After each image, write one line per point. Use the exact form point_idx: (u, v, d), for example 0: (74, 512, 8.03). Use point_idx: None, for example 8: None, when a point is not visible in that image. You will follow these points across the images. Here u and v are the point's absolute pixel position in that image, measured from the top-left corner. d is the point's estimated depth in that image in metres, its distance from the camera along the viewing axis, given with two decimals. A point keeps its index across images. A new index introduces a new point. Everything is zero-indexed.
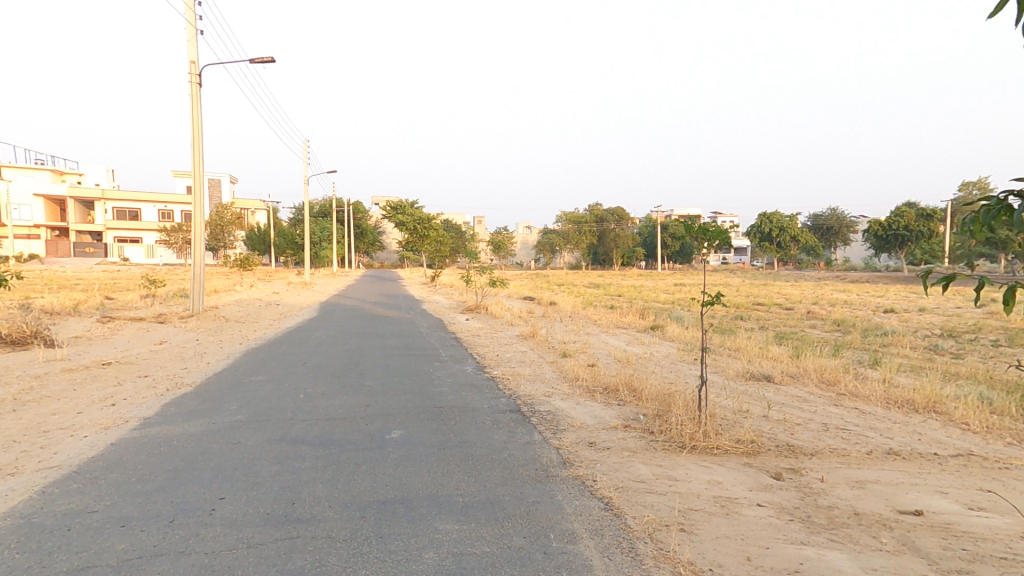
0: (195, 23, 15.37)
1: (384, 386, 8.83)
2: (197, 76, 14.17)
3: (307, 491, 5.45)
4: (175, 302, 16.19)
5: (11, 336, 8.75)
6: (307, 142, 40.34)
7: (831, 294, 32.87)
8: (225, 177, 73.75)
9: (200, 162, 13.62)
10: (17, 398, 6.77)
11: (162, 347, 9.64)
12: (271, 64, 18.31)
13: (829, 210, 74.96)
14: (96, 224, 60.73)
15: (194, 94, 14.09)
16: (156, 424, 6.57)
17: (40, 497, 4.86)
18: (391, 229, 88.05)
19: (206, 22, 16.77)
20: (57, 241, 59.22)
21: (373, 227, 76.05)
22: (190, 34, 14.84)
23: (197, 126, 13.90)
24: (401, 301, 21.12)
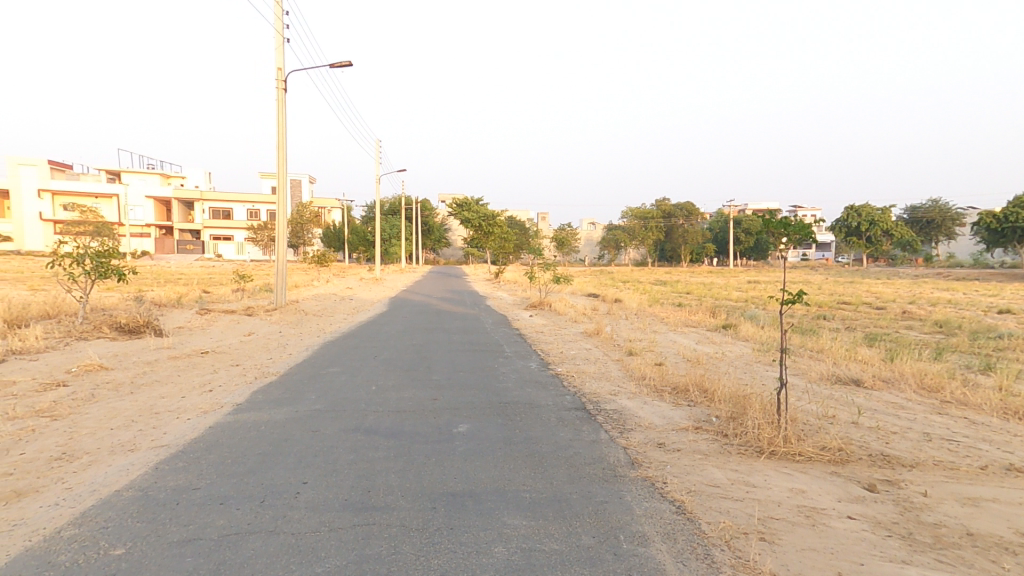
0: (282, 31, 16.28)
1: (450, 380, 8.99)
2: (283, 82, 14.99)
3: (381, 480, 5.64)
4: (260, 296, 17.32)
5: (128, 325, 9.64)
6: (379, 143, 41.58)
7: (934, 292, 30.20)
8: (304, 177, 77.83)
9: (284, 163, 14.45)
10: (133, 381, 7.48)
11: (251, 338, 10.32)
12: (349, 67, 19.12)
13: (930, 202, 68.86)
14: (193, 223, 66.17)
15: (279, 100, 14.96)
16: (247, 410, 7.03)
17: (154, 472, 5.33)
18: (457, 227, 89.99)
19: (290, 30, 17.68)
20: (160, 240, 65.10)
21: (440, 225, 77.88)
22: (277, 43, 15.74)
23: (282, 130, 14.73)
24: (465, 297, 21.55)
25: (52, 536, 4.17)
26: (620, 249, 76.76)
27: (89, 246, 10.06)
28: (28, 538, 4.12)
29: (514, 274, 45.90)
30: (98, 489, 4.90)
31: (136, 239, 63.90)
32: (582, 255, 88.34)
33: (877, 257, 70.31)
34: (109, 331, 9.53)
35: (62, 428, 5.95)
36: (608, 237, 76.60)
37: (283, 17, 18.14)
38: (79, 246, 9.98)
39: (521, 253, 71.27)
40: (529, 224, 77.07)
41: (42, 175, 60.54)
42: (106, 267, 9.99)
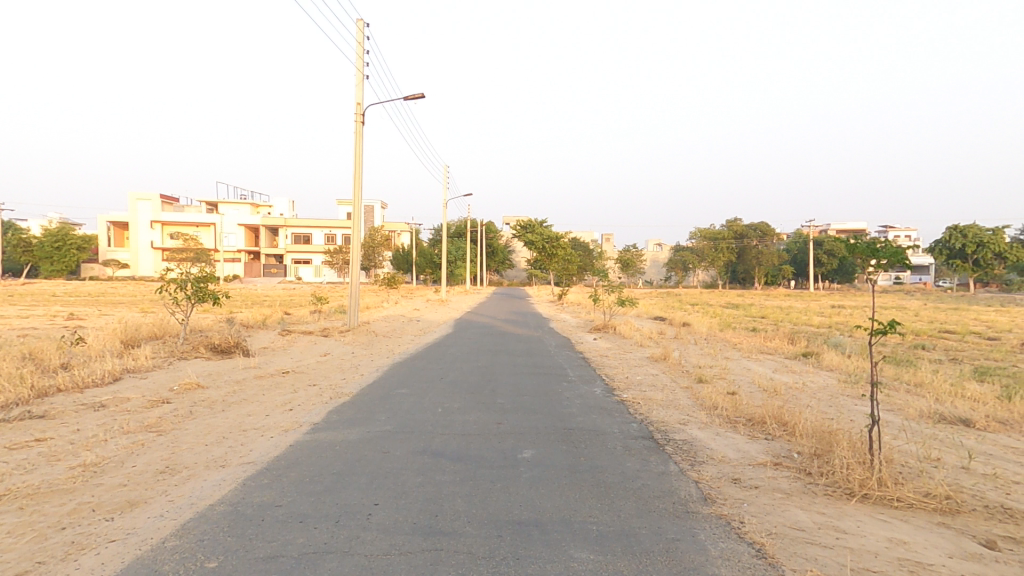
0: (362, 67, 17.28)
1: (514, 404, 8.94)
2: (361, 116, 15.88)
3: (447, 504, 5.66)
4: (335, 317, 18.19)
5: (221, 345, 10.39)
6: (446, 167, 44.24)
7: None
8: (377, 203, 81.83)
9: (360, 191, 15.19)
10: (224, 399, 8.00)
11: (326, 359, 10.80)
12: (421, 99, 20.00)
13: None
14: (277, 248, 70.99)
15: (357, 131, 15.80)
16: (323, 429, 7.32)
17: (242, 488, 5.65)
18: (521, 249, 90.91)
19: (369, 65, 18.72)
20: (248, 263, 70.27)
21: (504, 247, 78.90)
22: (358, 79, 16.70)
23: (359, 160, 15.54)
24: (528, 319, 21.60)
25: (158, 546, 4.49)
26: (689, 270, 74.42)
27: (191, 272, 10.96)
28: (137, 547, 4.46)
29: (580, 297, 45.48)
30: (196, 503, 5.25)
31: (228, 263, 69.35)
32: (648, 276, 86.34)
33: (984, 281, 63.76)
34: (206, 351, 10.28)
35: (165, 442, 6.45)
36: (675, 259, 74.62)
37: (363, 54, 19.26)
38: (182, 273, 10.88)
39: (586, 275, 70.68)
40: (594, 245, 76.51)
41: (154, 208, 67.23)
42: (204, 291, 10.80)
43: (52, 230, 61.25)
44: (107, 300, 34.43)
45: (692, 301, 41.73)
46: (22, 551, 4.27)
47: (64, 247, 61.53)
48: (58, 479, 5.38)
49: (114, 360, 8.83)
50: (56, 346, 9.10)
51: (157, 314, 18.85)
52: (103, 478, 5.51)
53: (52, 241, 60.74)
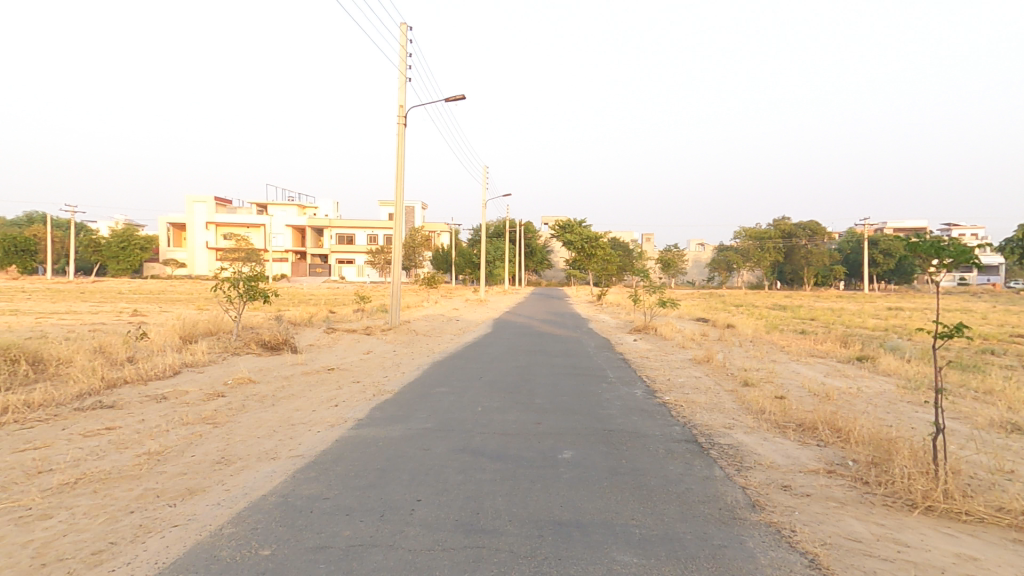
0: (405, 69, 17.56)
1: (553, 405, 8.87)
2: (403, 118, 16.11)
3: (488, 502, 5.65)
4: (376, 316, 18.61)
5: (270, 342, 10.75)
6: (484, 167, 42.80)
7: None
8: (418, 204, 83.39)
9: (401, 192, 15.44)
10: (273, 394, 8.28)
11: (369, 357, 11.03)
12: (462, 100, 20.20)
13: None
14: (323, 249, 73.31)
15: (399, 132, 16.08)
16: (366, 426, 7.46)
17: (291, 480, 5.82)
18: (559, 249, 90.72)
19: (411, 68, 19.02)
20: (295, 262, 72.63)
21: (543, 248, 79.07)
22: (401, 81, 16.97)
23: (400, 161, 15.81)
24: (567, 319, 21.51)
25: (216, 533, 4.68)
26: (734, 270, 72.59)
27: (243, 271, 11.40)
28: (198, 533, 4.66)
29: (618, 297, 44.88)
30: (250, 493, 5.45)
31: (276, 262, 71.83)
32: (690, 277, 84.77)
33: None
34: (257, 347, 10.66)
35: (221, 434, 6.72)
36: (718, 259, 72.80)
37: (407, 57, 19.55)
38: (234, 272, 11.33)
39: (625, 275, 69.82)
40: (635, 245, 75.63)
41: (207, 210, 70.48)
42: (255, 290, 11.22)
43: (117, 232, 64.88)
44: (167, 297, 36.29)
45: (736, 303, 40.48)
46: (94, 532, 4.51)
47: (127, 247, 65.06)
48: (126, 465, 5.68)
49: (174, 355, 9.27)
50: (123, 340, 9.62)
51: (210, 312, 19.75)
52: (165, 466, 5.80)
53: (118, 241, 64.41)
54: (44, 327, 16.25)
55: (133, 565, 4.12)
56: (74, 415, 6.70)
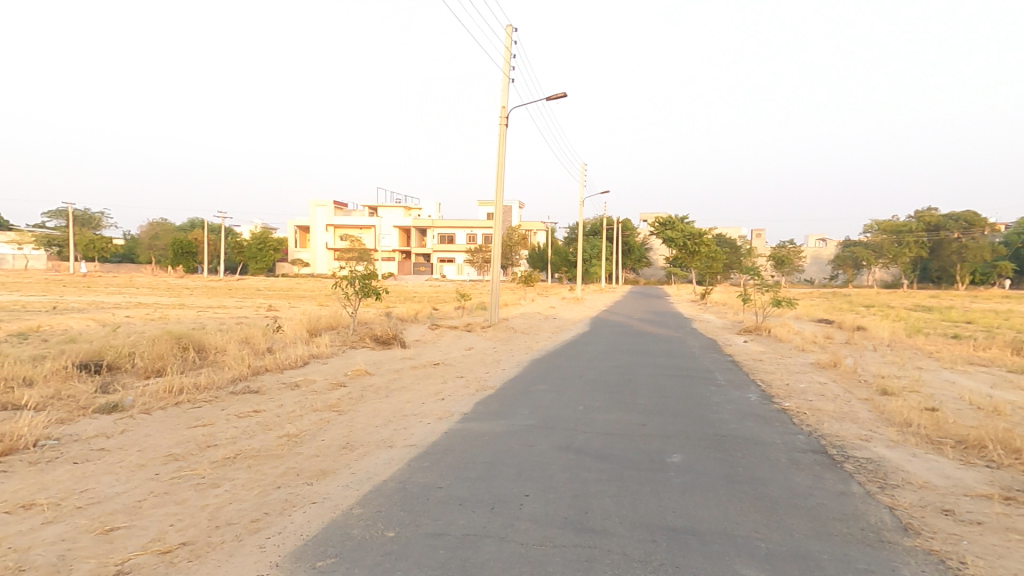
0: (509, 71, 17.93)
1: (657, 406, 8.58)
2: (505, 118, 16.46)
3: (596, 502, 5.56)
4: (475, 313, 19.20)
5: (382, 337, 11.46)
6: (587, 167, 43.12)
7: None
8: (516, 204, 85.14)
9: (502, 191, 15.76)
10: (387, 385, 8.81)
11: (470, 353, 11.38)
12: (564, 98, 20.22)
13: None
14: (427, 249, 77.33)
15: (501, 133, 16.43)
16: (471, 420, 7.69)
17: (406, 468, 6.14)
18: (660, 246, 88.33)
19: (514, 69, 19.36)
20: (402, 262, 77.26)
21: (642, 245, 77.45)
22: (504, 83, 17.34)
23: (502, 162, 16.15)
24: (669, 319, 20.79)
25: (346, 512, 5.06)
26: (866, 267, 66.36)
27: (358, 270, 12.24)
28: (331, 512, 5.06)
29: (725, 296, 42.52)
30: (372, 477, 5.83)
31: (385, 262, 76.99)
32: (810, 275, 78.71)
33: None
34: (371, 341, 11.42)
35: (344, 421, 7.27)
36: (846, 255, 67.02)
37: (511, 59, 19.95)
38: (351, 270, 12.20)
39: (734, 273, 66.49)
40: (744, 242, 71.61)
41: (328, 213, 76.93)
42: (368, 287, 12.01)
43: (256, 234, 72.79)
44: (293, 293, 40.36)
45: (868, 303, 36.73)
46: (252, 502, 5.15)
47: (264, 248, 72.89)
48: (270, 446, 6.34)
49: (303, 346, 10.18)
50: (263, 332, 10.75)
51: (329, 308, 21.53)
52: (300, 448, 6.38)
53: (258, 242, 72.45)
54: (200, 319, 18.66)
55: (284, 535, 4.65)
56: (227, 397, 7.59)
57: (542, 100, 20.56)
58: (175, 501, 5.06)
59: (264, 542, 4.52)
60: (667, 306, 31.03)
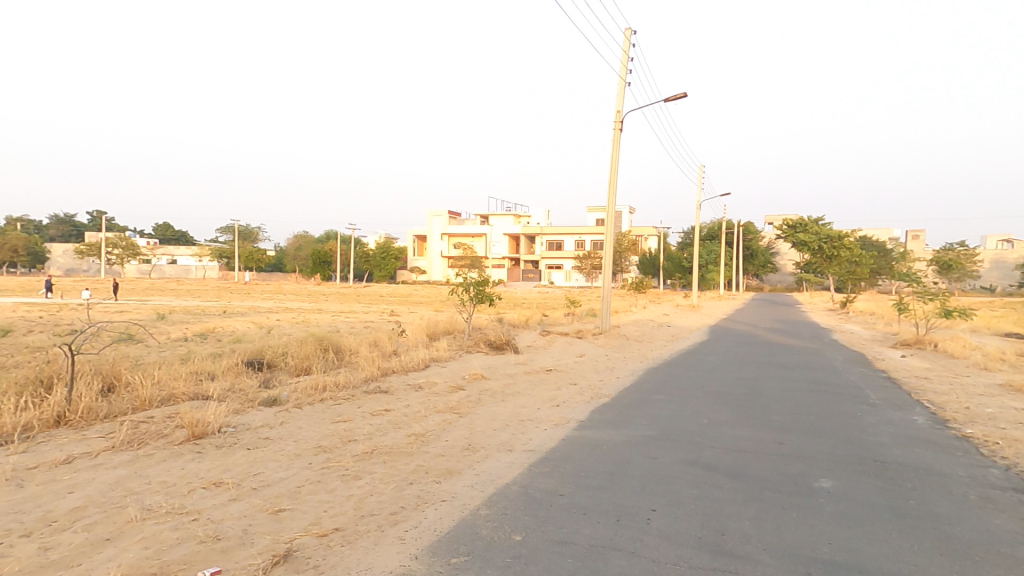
0: (625, 76, 17.78)
1: (795, 425, 7.90)
2: (620, 123, 16.30)
3: (732, 524, 5.23)
4: (586, 320, 19.14)
5: (495, 342, 11.83)
6: (702, 166, 38.17)
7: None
8: (627, 210, 83.93)
9: (615, 197, 15.61)
10: (503, 390, 9.05)
11: (582, 360, 11.34)
12: (684, 98, 19.55)
13: None
14: (536, 255, 78.81)
15: (615, 138, 16.30)
16: (589, 428, 7.65)
17: (528, 473, 6.25)
18: (788, 249, 81.96)
19: (630, 72, 19.12)
20: (511, 269, 79.43)
21: (767, 249, 72.40)
22: (619, 88, 17.22)
23: (615, 167, 15.99)
24: (802, 329, 19.07)
25: (474, 512, 5.26)
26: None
27: (472, 277, 12.76)
28: (460, 511, 5.29)
29: (870, 304, 38.21)
30: (495, 480, 6.00)
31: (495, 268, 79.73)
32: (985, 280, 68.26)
33: None
34: (485, 346, 11.83)
35: (465, 423, 7.59)
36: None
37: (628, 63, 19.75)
38: (465, 277, 12.75)
39: (881, 278, 59.72)
40: (892, 244, 64.11)
41: (444, 223, 81.42)
42: (482, 294, 12.46)
43: (381, 244, 79.04)
44: (412, 299, 43.38)
45: None
46: (390, 496, 5.55)
47: (387, 257, 79.03)
48: (402, 443, 6.79)
49: (424, 350, 10.81)
50: (389, 335, 11.61)
51: (443, 313, 22.74)
52: (428, 446, 6.77)
53: (382, 252, 78.66)
54: (334, 322, 20.67)
55: (420, 529, 4.94)
56: (361, 396, 8.27)
57: (659, 101, 20.05)
58: (327, 489, 5.60)
59: (403, 535, 4.84)
60: (798, 316, 28.60)
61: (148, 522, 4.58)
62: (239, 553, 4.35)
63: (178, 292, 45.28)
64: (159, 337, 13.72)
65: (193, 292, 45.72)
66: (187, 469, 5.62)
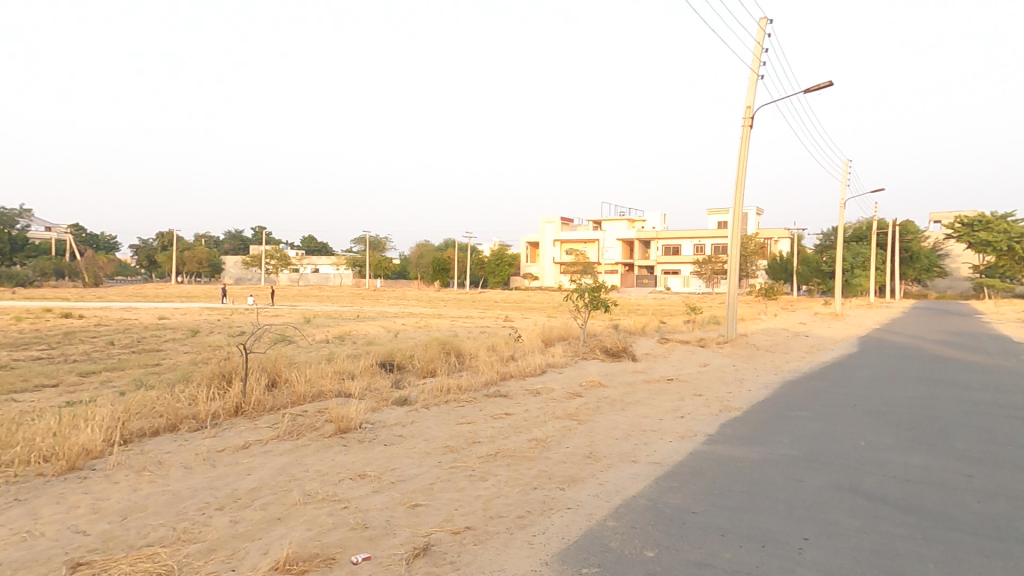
0: (757, 69, 16.68)
1: (980, 455, 6.71)
2: (750, 119, 15.28)
3: (910, 565, 4.51)
4: (708, 328, 18.09)
5: (611, 349, 11.60)
6: (849, 161, 34.63)
7: None
8: (753, 210, 78.16)
9: (743, 198, 14.66)
10: (622, 398, 8.81)
11: (706, 370, 10.70)
12: (829, 87, 17.74)
13: None
14: (652, 260, 76.36)
15: (744, 135, 15.32)
16: (720, 442, 7.15)
17: (656, 486, 5.97)
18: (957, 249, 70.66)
19: (763, 65, 17.91)
20: (624, 274, 77.80)
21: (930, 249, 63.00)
22: (751, 82, 16.18)
23: (743, 166, 15.03)
24: (982, 342, 16.23)
25: (602, 523, 5.13)
26: None
27: (586, 283, 12.66)
28: (587, 520, 5.18)
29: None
30: (621, 491, 5.81)
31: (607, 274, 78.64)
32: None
33: None
34: (600, 353, 11.66)
35: (585, 431, 7.48)
36: None
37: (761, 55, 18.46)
38: (579, 283, 12.69)
39: None
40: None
41: (556, 230, 82.34)
42: (597, 300, 12.31)
43: (496, 251, 81.87)
44: (527, 305, 44.40)
45: None
46: (516, 499, 5.59)
47: (501, 263, 81.66)
48: (523, 447, 6.85)
49: (540, 356, 10.89)
50: (505, 341, 11.91)
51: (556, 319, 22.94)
52: (549, 452, 6.76)
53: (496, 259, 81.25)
54: (453, 327, 21.76)
55: (549, 535, 4.91)
56: (483, 399, 8.52)
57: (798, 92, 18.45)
58: (456, 488, 5.79)
59: (532, 539, 4.84)
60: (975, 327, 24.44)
61: (308, 506, 5.07)
62: (384, 542, 4.62)
63: (323, 298, 50.89)
64: (307, 339, 15.43)
65: (333, 298, 51.08)
66: (336, 460, 6.15)
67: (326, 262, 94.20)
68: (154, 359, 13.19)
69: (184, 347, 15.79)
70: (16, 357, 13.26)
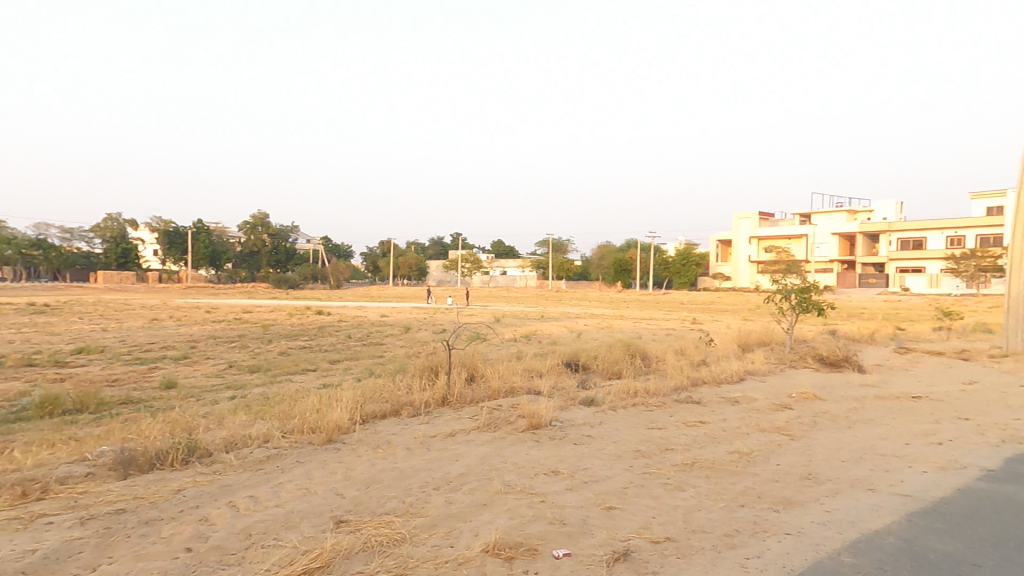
0: None
1: None
2: None
3: None
4: (974, 339, 14.36)
5: (829, 358, 10.04)
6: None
7: None
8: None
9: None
10: (849, 415, 7.50)
11: (971, 389, 8.53)
12: None
13: None
14: (882, 257, 63.73)
15: None
16: (1003, 481, 5.53)
17: (907, 524, 4.82)
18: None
19: None
20: (841, 274, 66.44)
21: None
22: None
23: None
24: None
25: (834, 557, 4.31)
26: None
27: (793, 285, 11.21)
28: (814, 551, 4.42)
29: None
30: (857, 523, 4.84)
31: (820, 274, 68.17)
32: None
33: None
34: (813, 361, 10.12)
35: (801, 448, 6.49)
36: None
37: None
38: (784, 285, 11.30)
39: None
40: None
41: (753, 225, 74.54)
42: (807, 303, 10.75)
43: (682, 251, 77.51)
44: (724, 309, 40.79)
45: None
46: (722, 515, 5.05)
47: (688, 264, 77.33)
48: (725, 460, 6.22)
49: (738, 362, 9.84)
50: (695, 345, 11.20)
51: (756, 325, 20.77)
52: (758, 468, 6.01)
53: (683, 259, 77.61)
54: (638, 329, 21.21)
55: (765, 560, 4.30)
56: (675, 404, 8.05)
57: None
58: (652, 495, 5.46)
59: (745, 561, 4.29)
60: None
61: (509, 496, 5.28)
62: (583, 540, 4.55)
63: (512, 299, 54.34)
64: (498, 337, 16.55)
65: (520, 299, 54.23)
66: (530, 455, 6.34)
67: (513, 265, 99.84)
68: (379, 351, 15.51)
69: (401, 341, 18.29)
70: (289, 345, 16.88)
